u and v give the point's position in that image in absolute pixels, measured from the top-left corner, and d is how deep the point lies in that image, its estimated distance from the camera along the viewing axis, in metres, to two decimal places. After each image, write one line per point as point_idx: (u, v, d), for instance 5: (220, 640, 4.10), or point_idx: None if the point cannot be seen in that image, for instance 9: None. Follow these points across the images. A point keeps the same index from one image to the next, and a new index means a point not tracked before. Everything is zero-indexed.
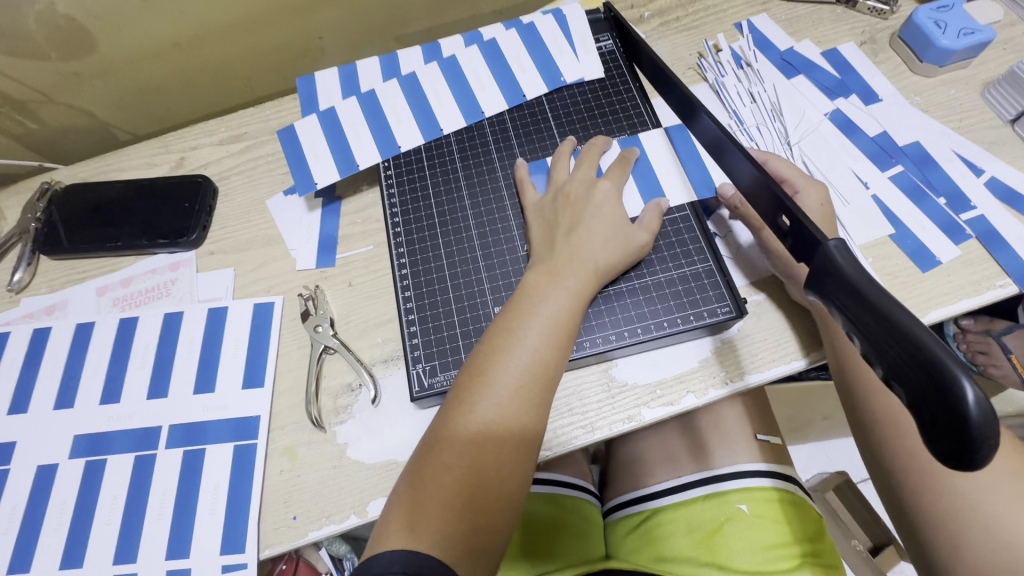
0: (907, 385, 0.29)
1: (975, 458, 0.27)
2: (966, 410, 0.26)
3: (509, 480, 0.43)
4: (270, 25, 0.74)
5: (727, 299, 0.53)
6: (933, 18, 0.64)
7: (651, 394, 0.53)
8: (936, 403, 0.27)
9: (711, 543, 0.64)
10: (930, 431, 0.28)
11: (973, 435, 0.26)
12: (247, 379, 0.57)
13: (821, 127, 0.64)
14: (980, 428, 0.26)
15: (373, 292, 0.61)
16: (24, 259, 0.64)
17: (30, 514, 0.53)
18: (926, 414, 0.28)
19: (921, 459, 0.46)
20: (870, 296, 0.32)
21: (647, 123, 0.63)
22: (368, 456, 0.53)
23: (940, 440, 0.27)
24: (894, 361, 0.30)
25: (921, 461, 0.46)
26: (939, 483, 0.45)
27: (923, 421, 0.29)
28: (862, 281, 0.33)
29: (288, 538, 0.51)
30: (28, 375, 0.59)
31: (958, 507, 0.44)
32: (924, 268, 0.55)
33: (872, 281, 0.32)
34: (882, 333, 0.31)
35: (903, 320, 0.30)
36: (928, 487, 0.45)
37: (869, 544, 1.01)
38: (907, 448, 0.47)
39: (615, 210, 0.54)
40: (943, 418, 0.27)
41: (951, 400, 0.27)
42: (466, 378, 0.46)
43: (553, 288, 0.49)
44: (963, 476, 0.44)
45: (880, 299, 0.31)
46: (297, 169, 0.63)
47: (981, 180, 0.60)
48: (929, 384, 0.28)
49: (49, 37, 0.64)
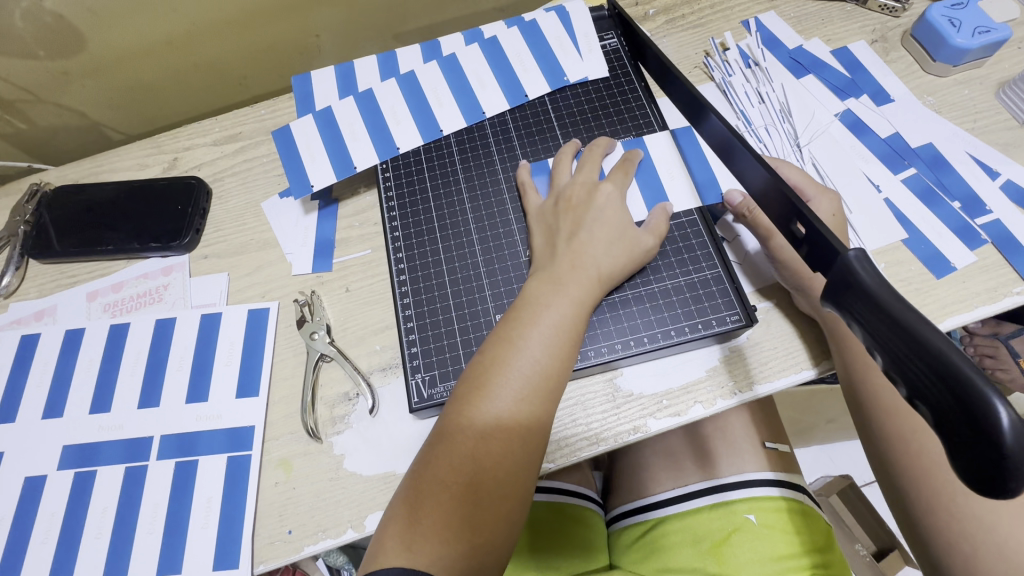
0: (933, 405, 0.27)
1: (1008, 486, 0.25)
2: (1000, 435, 0.25)
3: (509, 496, 0.42)
4: (265, 23, 0.73)
5: (736, 307, 0.51)
6: (946, 17, 0.62)
7: (658, 404, 0.51)
8: (965, 426, 0.26)
9: (719, 553, 0.62)
10: (959, 455, 0.27)
11: (1006, 462, 0.24)
12: (241, 388, 0.56)
13: (831, 128, 0.62)
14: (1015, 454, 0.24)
15: (371, 298, 0.59)
16: (12, 264, 0.63)
17: (17, 528, 0.52)
18: (955, 437, 0.27)
19: (936, 478, 0.44)
20: (892, 310, 0.30)
21: (653, 124, 0.61)
22: (367, 468, 0.51)
23: (971, 466, 0.26)
24: (918, 379, 0.28)
25: (936, 480, 0.44)
26: (953, 502, 0.43)
27: (951, 444, 0.27)
28: (883, 293, 0.31)
29: (283, 553, 0.49)
30: (16, 384, 0.58)
31: (973, 529, 0.42)
32: (938, 274, 0.54)
33: (894, 294, 0.30)
34: (904, 349, 0.29)
35: (931, 336, 0.28)
36: (942, 506, 0.44)
37: (874, 549, 1.01)
38: (920, 465, 0.45)
39: (620, 214, 0.53)
40: (974, 443, 0.25)
41: (984, 424, 0.25)
42: (464, 390, 0.45)
43: (555, 296, 0.48)
44: (980, 496, 0.42)
45: (903, 313, 0.29)
46: (292, 170, 0.61)
47: (997, 183, 0.58)
48: (958, 406, 0.26)
49: (36, 35, 0.62)
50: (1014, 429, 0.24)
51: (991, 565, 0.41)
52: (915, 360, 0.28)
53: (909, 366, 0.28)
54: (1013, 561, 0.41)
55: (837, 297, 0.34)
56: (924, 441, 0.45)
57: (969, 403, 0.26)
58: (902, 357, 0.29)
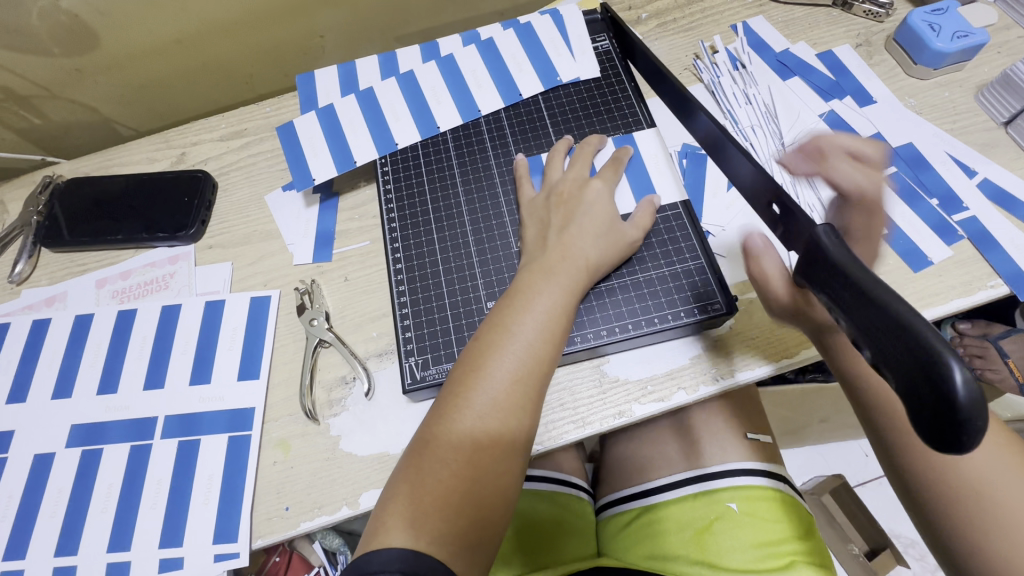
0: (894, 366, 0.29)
1: (962, 442, 0.27)
2: (953, 391, 0.26)
3: (502, 475, 0.44)
4: (272, 24, 0.75)
5: (717, 296, 0.53)
6: (927, 21, 0.65)
7: (642, 390, 0.53)
8: (925, 389, 0.27)
9: (701, 541, 0.64)
10: (921, 417, 0.28)
11: (963, 420, 0.26)
12: (242, 371, 0.58)
13: (816, 128, 0.65)
14: (967, 409, 0.26)
15: (368, 287, 0.61)
16: (25, 252, 0.65)
17: (27, 501, 0.54)
18: (915, 401, 0.28)
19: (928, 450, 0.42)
20: (853, 275, 0.32)
21: (641, 122, 0.63)
22: (362, 448, 0.53)
23: (927, 425, 0.28)
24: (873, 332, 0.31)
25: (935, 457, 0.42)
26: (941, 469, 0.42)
27: (915, 409, 0.28)
28: (846, 260, 0.33)
29: (280, 529, 0.51)
30: (27, 365, 0.60)
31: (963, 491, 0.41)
32: (915, 268, 0.55)
33: (856, 260, 0.33)
34: (861, 309, 0.32)
35: (908, 316, 0.29)
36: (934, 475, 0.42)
37: (867, 548, 1.03)
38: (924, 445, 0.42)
39: (607, 208, 0.55)
40: (930, 400, 0.27)
41: (940, 383, 0.27)
42: (461, 373, 0.47)
43: (546, 283, 0.50)
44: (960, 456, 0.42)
45: (862, 278, 0.32)
46: (295, 164, 0.64)
47: (973, 182, 0.60)
48: (920, 368, 0.28)
49: (53, 34, 0.65)
50: (968, 384, 0.26)
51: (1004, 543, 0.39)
52: (879, 325, 0.30)
53: (862, 315, 0.31)
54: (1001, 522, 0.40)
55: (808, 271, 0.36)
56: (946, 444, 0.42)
57: (932, 369, 0.27)
58: (872, 327, 0.31)
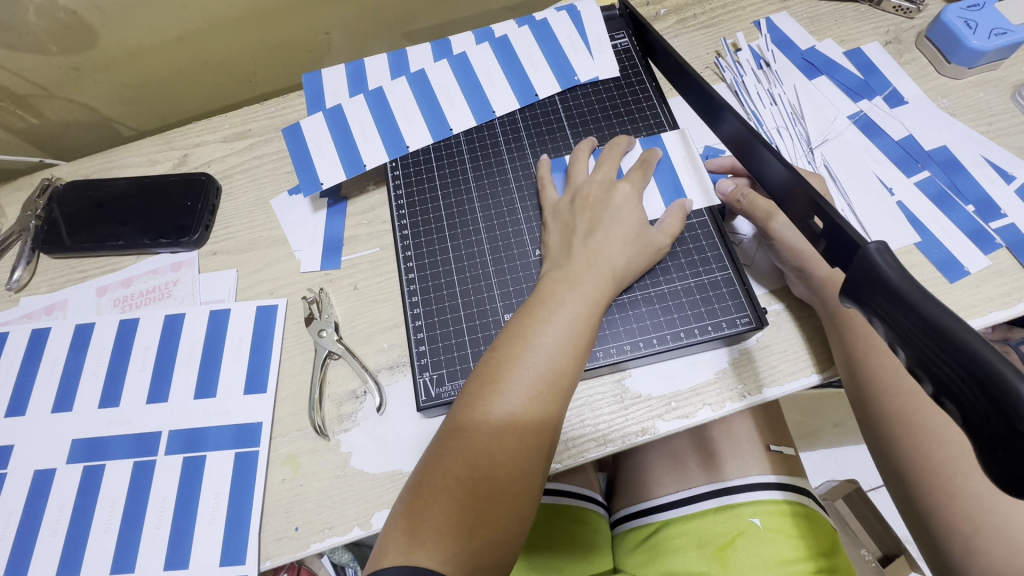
0: (958, 399, 0.27)
1: None
2: None
3: (518, 495, 0.42)
4: (276, 20, 0.73)
5: (746, 309, 0.51)
6: (962, 18, 0.62)
7: (666, 407, 0.51)
8: (995, 423, 0.25)
9: (723, 557, 0.62)
10: (990, 454, 0.25)
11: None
12: (249, 384, 0.56)
13: (845, 130, 0.62)
14: None
15: (379, 296, 0.59)
16: (23, 258, 0.63)
17: (27, 520, 0.52)
18: (985, 436, 0.26)
19: (938, 461, 0.44)
20: (911, 298, 0.30)
21: (664, 124, 0.60)
22: (373, 466, 0.51)
23: (998, 464, 0.25)
24: (934, 360, 0.28)
25: (952, 471, 0.43)
26: (953, 483, 0.43)
27: (982, 445, 0.26)
28: (904, 285, 0.31)
29: (289, 550, 0.49)
30: (26, 377, 0.58)
31: (974, 509, 0.42)
32: (951, 278, 0.53)
33: (915, 284, 0.30)
34: (920, 335, 0.29)
35: (977, 345, 0.26)
36: (944, 487, 0.44)
37: (880, 554, 0.97)
38: (920, 443, 0.45)
39: (634, 213, 0.52)
40: (1004, 439, 0.25)
41: (1014, 419, 0.24)
42: (477, 384, 0.45)
43: (569, 294, 0.47)
44: (979, 475, 0.42)
45: (921, 301, 0.29)
46: (302, 167, 0.61)
47: (1011, 188, 0.57)
48: (989, 402, 0.25)
49: (50, 31, 0.63)
50: None
51: (993, 545, 0.41)
52: (938, 354, 0.28)
53: (920, 343, 0.29)
54: (1016, 542, 0.40)
55: (858, 292, 0.34)
56: (947, 445, 0.44)
57: (1004, 403, 0.25)
58: (930, 353, 0.28)
